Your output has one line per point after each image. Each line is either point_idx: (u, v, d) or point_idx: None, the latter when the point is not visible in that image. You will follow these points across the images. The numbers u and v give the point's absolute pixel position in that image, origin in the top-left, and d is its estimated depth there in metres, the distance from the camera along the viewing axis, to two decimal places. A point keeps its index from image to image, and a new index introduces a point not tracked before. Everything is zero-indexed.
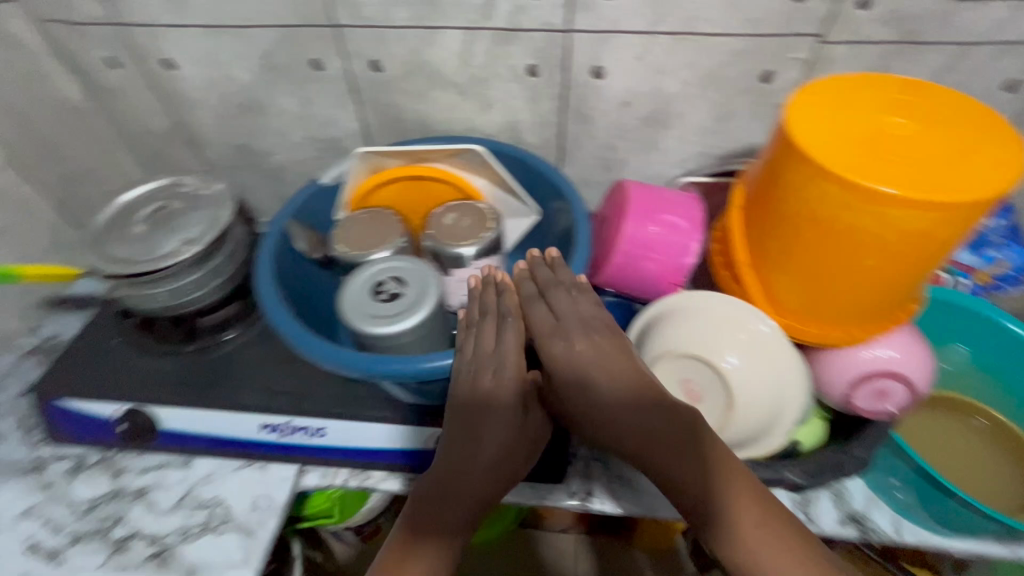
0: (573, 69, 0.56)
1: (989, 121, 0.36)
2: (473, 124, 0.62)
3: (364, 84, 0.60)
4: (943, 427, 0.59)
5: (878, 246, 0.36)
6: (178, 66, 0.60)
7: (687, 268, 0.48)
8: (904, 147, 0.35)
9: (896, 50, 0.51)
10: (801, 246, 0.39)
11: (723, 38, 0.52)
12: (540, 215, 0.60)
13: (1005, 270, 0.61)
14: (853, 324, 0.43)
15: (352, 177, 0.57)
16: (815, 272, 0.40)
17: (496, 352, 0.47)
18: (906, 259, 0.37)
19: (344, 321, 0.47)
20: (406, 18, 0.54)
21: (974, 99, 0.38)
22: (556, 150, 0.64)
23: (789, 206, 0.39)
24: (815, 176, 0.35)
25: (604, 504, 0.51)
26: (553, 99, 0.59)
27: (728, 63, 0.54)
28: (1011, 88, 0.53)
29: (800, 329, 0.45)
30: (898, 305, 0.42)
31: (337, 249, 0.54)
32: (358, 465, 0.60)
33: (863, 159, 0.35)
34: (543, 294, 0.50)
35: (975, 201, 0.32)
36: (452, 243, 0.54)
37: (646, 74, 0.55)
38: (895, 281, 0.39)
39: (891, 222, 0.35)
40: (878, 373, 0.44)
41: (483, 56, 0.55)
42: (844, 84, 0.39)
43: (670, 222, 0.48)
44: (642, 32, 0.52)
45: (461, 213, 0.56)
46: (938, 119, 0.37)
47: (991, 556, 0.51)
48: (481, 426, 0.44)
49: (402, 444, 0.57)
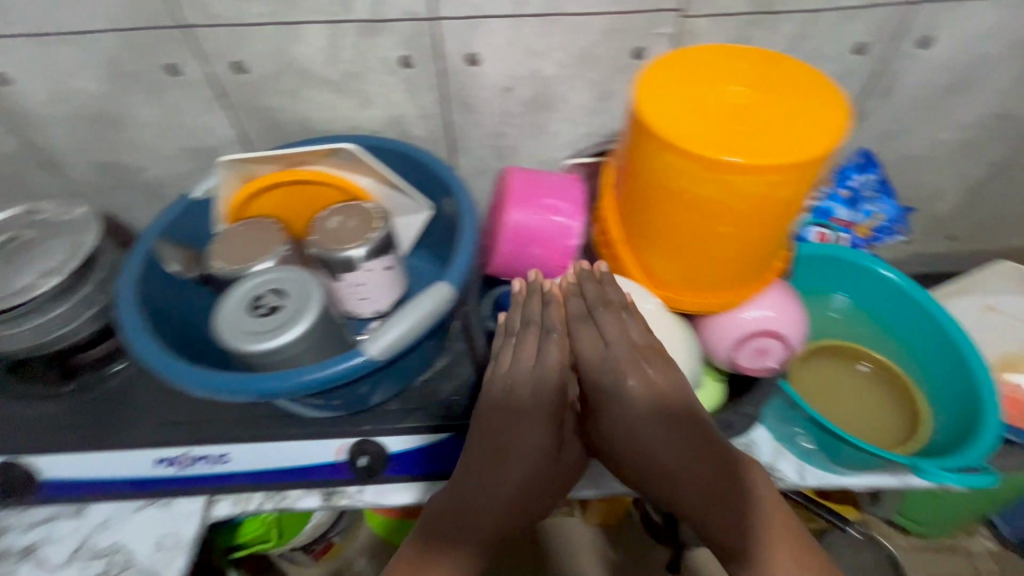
0: (447, 57, 0.54)
1: (816, 84, 0.39)
2: (356, 121, 0.60)
3: (230, 87, 0.56)
4: (836, 374, 0.62)
5: (727, 212, 0.38)
6: (13, 81, 0.54)
7: (573, 250, 0.49)
8: (740, 114, 0.37)
9: (753, 21, 0.52)
10: (664, 218, 0.41)
11: (590, 17, 0.52)
12: (432, 209, 0.59)
13: (880, 222, 0.62)
14: (724, 288, 0.46)
15: (223, 189, 0.54)
16: (679, 242, 0.42)
17: (535, 369, 0.45)
18: (757, 224, 0.39)
19: (221, 340, 0.45)
20: (260, 14, 0.50)
21: (806, 65, 0.41)
22: (446, 141, 0.62)
23: (648, 179, 0.40)
24: (663, 149, 0.37)
25: None
26: (433, 90, 0.57)
27: (598, 42, 0.54)
28: (860, 51, 0.56)
29: (679, 298, 0.47)
30: (761, 266, 0.45)
31: (214, 266, 0.51)
32: (273, 487, 0.56)
33: (703, 129, 0.37)
34: (591, 314, 0.46)
35: (800, 162, 0.35)
36: (337, 247, 0.51)
37: (520, 58, 0.55)
38: (750, 244, 0.41)
39: (732, 189, 0.37)
40: (756, 333, 0.46)
41: (351, 50, 0.53)
42: (690, 57, 0.41)
43: (551, 207, 0.49)
44: (509, 15, 0.51)
45: (347, 215, 0.54)
46: (771, 86, 0.39)
47: (885, 488, 0.55)
48: (513, 460, 0.44)
49: (312, 459, 0.55)
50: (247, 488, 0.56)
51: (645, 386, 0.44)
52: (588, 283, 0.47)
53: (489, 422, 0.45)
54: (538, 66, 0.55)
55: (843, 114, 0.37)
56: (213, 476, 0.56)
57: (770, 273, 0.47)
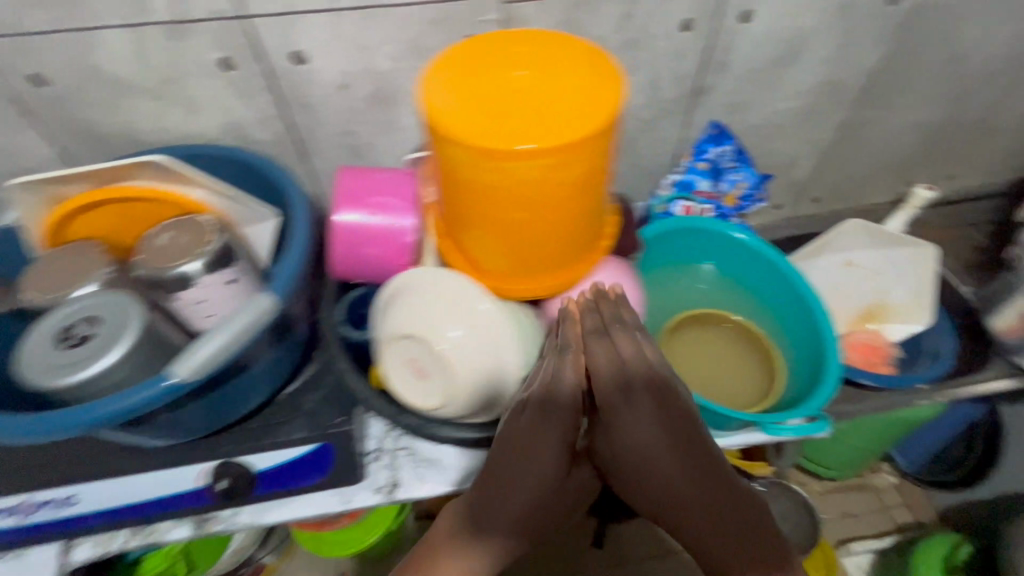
0: (269, 56, 0.52)
1: (595, 59, 0.40)
2: (188, 130, 0.57)
3: (33, 101, 0.52)
4: (702, 340, 0.65)
5: (518, 199, 0.41)
6: None
7: (410, 246, 0.51)
8: (518, 98, 0.38)
9: (581, 4, 0.54)
10: (470, 207, 0.43)
11: (414, 7, 0.51)
12: (281, 215, 0.56)
13: (742, 192, 0.69)
14: (546, 268, 0.49)
15: (27, 216, 0.51)
16: (489, 228, 0.44)
17: (550, 385, 0.46)
18: (556, 211, 0.42)
19: (23, 378, 0.43)
20: (48, 21, 0.47)
21: (588, 39, 0.42)
22: (293, 144, 0.60)
23: (447, 171, 0.42)
24: (447, 141, 0.38)
25: (409, 490, 0.54)
26: (265, 91, 0.55)
27: (429, 32, 0.53)
28: (688, 27, 0.58)
29: (506, 285, 0.50)
30: (576, 244, 0.48)
31: (24, 296, 0.48)
32: (135, 522, 0.53)
33: (482, 118, 0.38)
34: (608, 333, 0.47)
35: (568, 144, 0.37)
36: (166, 264, 0.48)
37: (350, 53, 0.53)
38: (552, 225, 0.44)
39: (515, 175, 0.39)
40: (591, 313, 0.51)
41: (161, 54, 0.50)
42: (478, 41, 0.42)
43: (381, 203, 0.50)
44: (325, 9, 0.50)
45: (178, 230, 0.50)
46: (551, 65, 0.40)
47: (757, 444, 0.55)
48: (529, 482, 0.47)
49: (172, 485, 0.53)
50: (106, 525, 0.53)
51: (661, 419, 0.46)
52: (603, 303, 0.48)
53: (502, 445, 0.48)
54: (371, 64, 0.54)
55: (616, 91, 0.38)
56: (65, 519, 0.53)
57: (595, 255, 0.52)
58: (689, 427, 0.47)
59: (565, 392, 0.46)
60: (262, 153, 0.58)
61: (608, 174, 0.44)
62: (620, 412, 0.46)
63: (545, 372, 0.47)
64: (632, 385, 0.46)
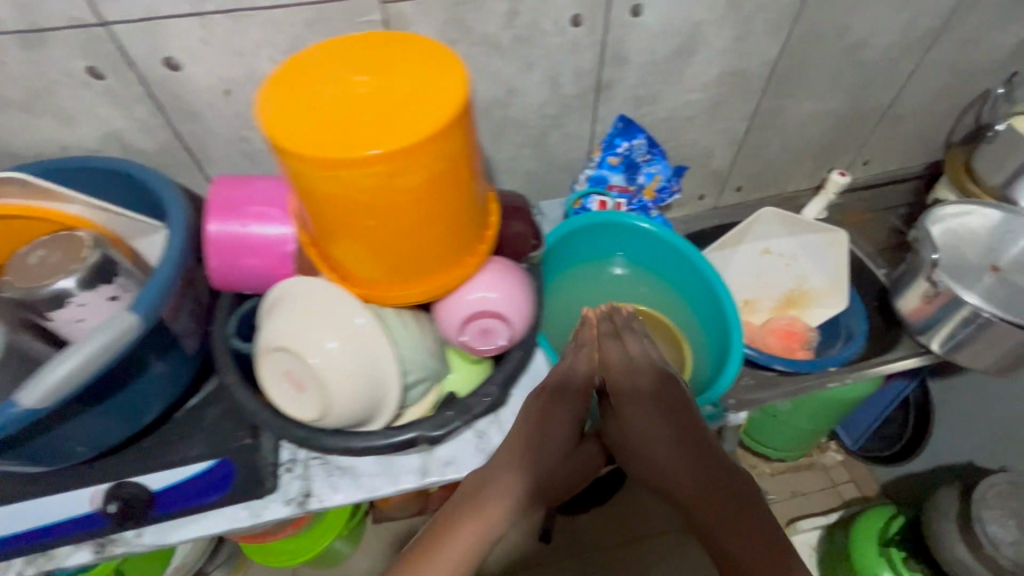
0: (143, 60, 0.67)
1: (441, 55, 0.58)
2: (69, 139, 0.73)
3: None
4: None
5: (368, 204, 0.57)
6: None
7: (290, 252, 0.69)
8: (361, 110, 0.54)
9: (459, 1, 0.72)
10: (337, 207, 0.58)
11: (280, 11, 0.66)
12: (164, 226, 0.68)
13: (661, 182, 0.95)
14: (411, 262, 0.66)
15: None
16: (356, 231, 0.61)
17: (565, 371, 0.72)
18: (400, 208, 0.59)
19: None
20: None
21: (443, 44, 0.61)
22: (181, 149, 0.77)
23: (304, 184, 0.57)
24: (298, 148, 0.53)
25: (320, 499, 0.71)
26: (142, 97, 0.70)
27: (304, 31, 0.68)
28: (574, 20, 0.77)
29: (375, 293, 0.69)
30: (437, 250, 0.66)
31: None
32: (40, 545, 0.66)
33: (324, 134, 0.53)
34: (619, 334, 0.74)
35: (392, 149, 0.52)
36: (42, 281, 0.57)
37: (224, 55, 0.68)
38: (400, 226, 0.61)
39: (352, 179, 0.54)
40: (472, 315, 0.71)
41: (27, 64, 0.64)
42: (319, 56, 0.59)
43: (259, 212, 0.68)
44: (191, 13, 0.64)
45: (48, 249, 0.59)
46: (386, 72, 0.57)
47: None
48: (530, 464, 0.66)
49: (69, 510, 0.66)
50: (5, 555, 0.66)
51: (642, 416, 0.67)
52: (608, 320, 0.77)
53: (532, 418, 0.69)
54: (248, 65, 0.70)
55: (457, 91, 0.55)
56: None
57: (474, 263, 0.71)
58: (660, 417, 0.67)
59: (577, 375, 0.72)
60: (133, 164, 0.71)
61: (459, 177, 0.61)
62: (626, 399, 0.69)
63: (568, 361, 0.73)
64: (640, 373, 0.70)
